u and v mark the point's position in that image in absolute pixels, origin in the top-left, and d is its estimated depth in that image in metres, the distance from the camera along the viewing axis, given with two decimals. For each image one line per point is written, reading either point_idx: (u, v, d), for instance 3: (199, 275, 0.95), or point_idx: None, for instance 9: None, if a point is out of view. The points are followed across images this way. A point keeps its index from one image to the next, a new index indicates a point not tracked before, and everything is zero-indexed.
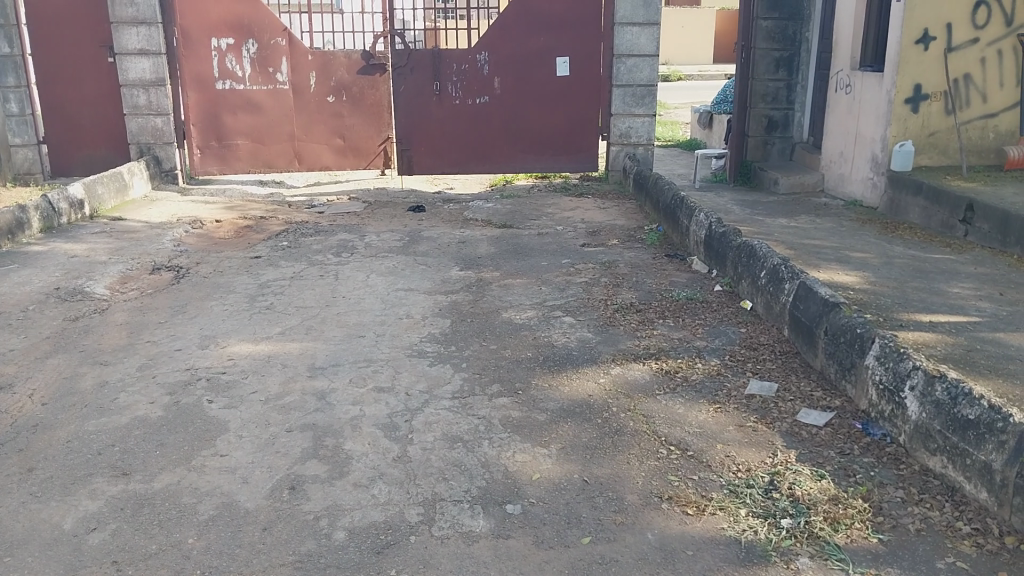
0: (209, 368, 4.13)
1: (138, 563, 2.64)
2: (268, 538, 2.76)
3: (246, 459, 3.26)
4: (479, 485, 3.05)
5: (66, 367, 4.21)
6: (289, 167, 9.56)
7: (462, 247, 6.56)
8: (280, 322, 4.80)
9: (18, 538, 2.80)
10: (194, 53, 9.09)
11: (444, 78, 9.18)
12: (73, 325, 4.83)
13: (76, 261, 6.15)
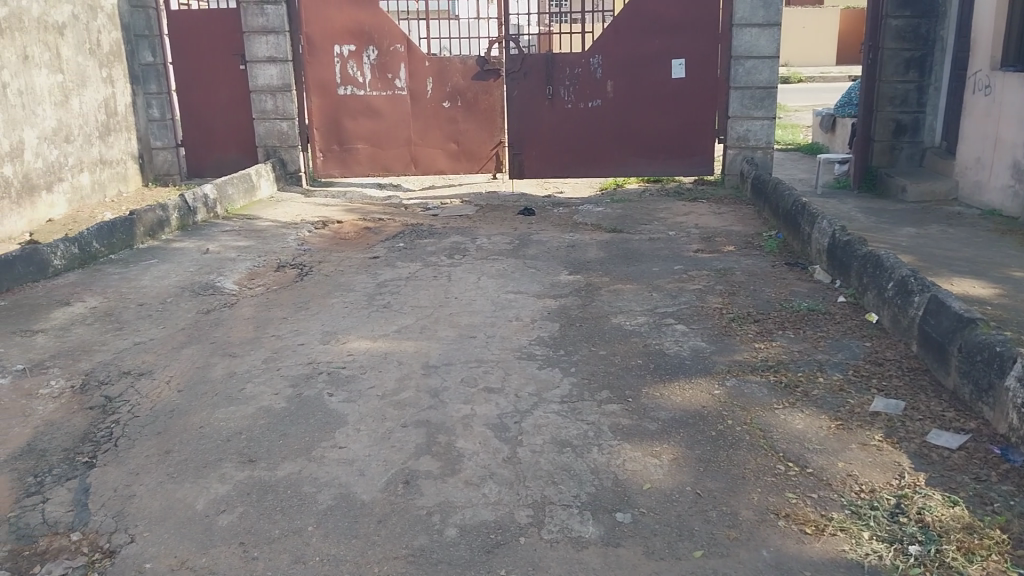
0: (329, 363, 4.29)
1: (263, 546, 2.78)
2: (383, 531, 2.84)
3: (363, 451, 3.37)
4: (589, 491, 3.04)
5: (200, 356, 4.47)
6: (405, 171, 9.82)
7: (571, 251, 6.56)
8: (395, 321, 4.94)
9: (156, 515, 2.99)
10: (317, 61, 9.48)
11: (557, 82, 9.21)
12: (206, 318, 5.13)
13: (209, 257, 6.53)
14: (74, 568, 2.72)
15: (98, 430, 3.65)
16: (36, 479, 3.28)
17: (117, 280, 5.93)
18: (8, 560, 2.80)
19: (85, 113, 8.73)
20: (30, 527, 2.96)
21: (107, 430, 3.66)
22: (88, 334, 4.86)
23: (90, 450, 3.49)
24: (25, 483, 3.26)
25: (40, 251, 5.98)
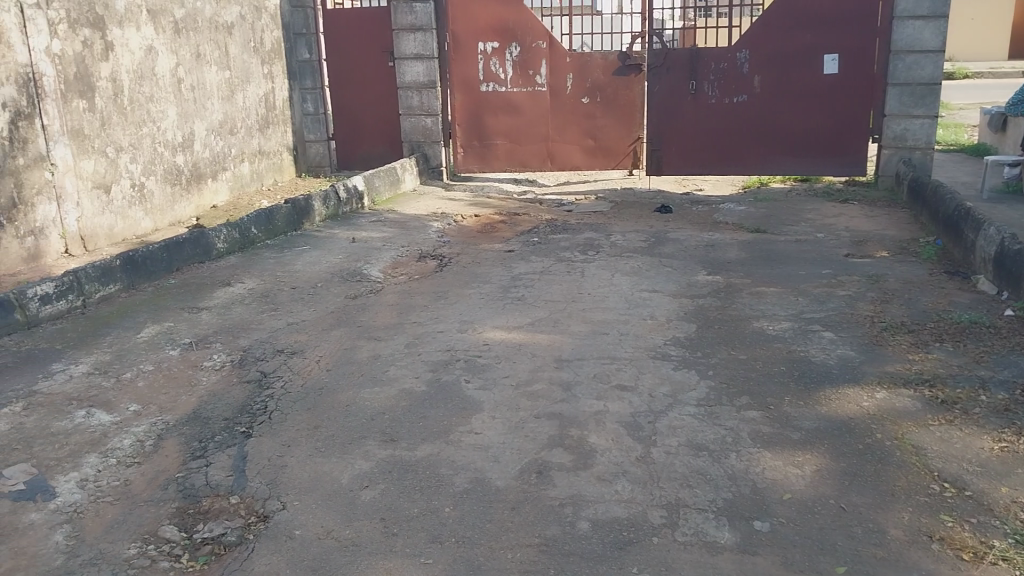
0: (467, 351, 4.40)
1: (402, 523, 2.89)
2: (516, 518, 2.89)
3: (498, 439, 3.44)
4: (725, 497, 2.97)
5: (347, 339, 4.70)
6: (541, 166, 9.91)
7: (710, 250, 6.41)
8: (529, 313, 5.00)
9: (306, 485, 3.18)
10: (462, 57, 9.70)
11: (701, 77, 9.01)
12: (352, 303, 5.38)
13: (356, 246, 6.83)
14: (232, 528, 2.95)
15: (255, 403, 3.92)
16: (201, 444, 3.56)
17: (273, 264, 6.32)
18: (177, 516, 3.06)
19: (248, 108, 9.34)
20: (195, 488, 3.22)
21: (263, 403, 3.92)
22: (247, 313, 5.22)
23: (248, 421, 3.75)
24: (191, 447, 3.55)
25: (207, 234, 6.46)
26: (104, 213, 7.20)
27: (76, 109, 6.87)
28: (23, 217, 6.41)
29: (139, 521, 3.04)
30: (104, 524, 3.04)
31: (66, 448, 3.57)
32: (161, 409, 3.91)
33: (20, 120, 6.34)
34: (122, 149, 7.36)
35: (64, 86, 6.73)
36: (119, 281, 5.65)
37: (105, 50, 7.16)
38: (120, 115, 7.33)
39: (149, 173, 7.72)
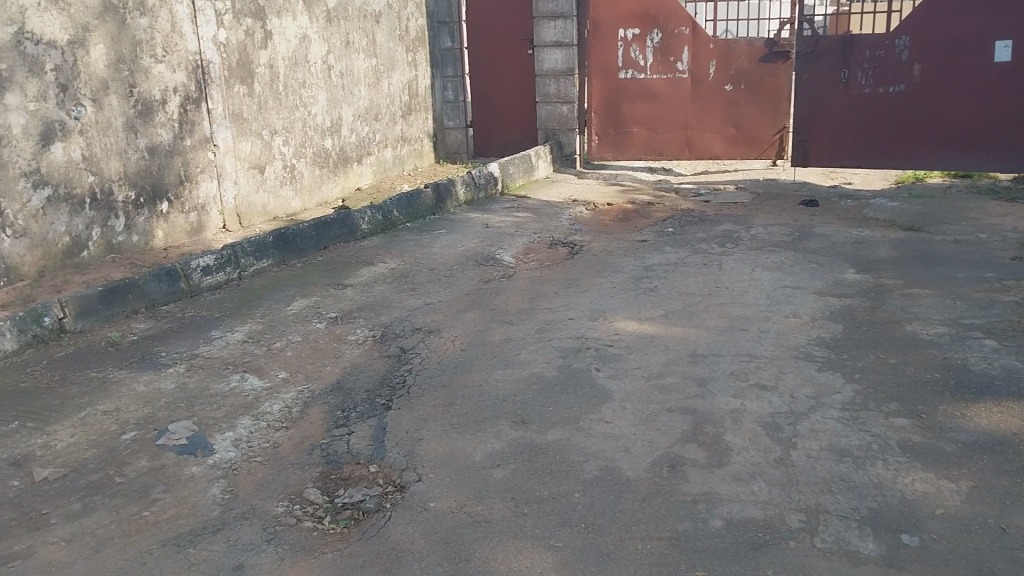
0: (599, 339, 4.39)
1: (533, 505, 2.93)
2: (647, 509, 2.87)
3: (630, 429, 3.41)
4: (869, 506, 2.82)
5: (481, 321, 4.79)
6: (679, 155, 9.71)
7: (858, 247, 6.08)
8: (664, 305, 4.93)
9: (441, 459, 3.28)
10: (602, 44, 9.65)
11: (854, 65, 8.55)
12: (486, 286, 5.47)
13: (490, 231, 6.94)
14: (371, 495, 3.08)
15: (393, 377, 4.07)
16: (343, 413, 3.74)
17: (412, 246, 6.52)
18: (320, 480, 3.23)
19: (392, 94, 9.64)
20: (337, 455, 3.39)
21: (401, 377, 4.07)
22: (387, 291, 5.42)
23: (387, 395, 3.89)
24: (335, 415, 3.73)
25: (351, 216, 6.74)
26: (259, 191, 7.66)
27: (237, 94, 7.33)
28: (189, 194, 6.93)
29: (286, 482, 3.23)
30: (255, 482, 3.24)
31: (224, 409, 3.84)
32: (307, 378, 4.14)
33: (188, 103, 6.86)
34: (276, 132, 7.79)
35: (227, 73, 7.20)
36: (271, 257, 6.01)
37: (264, 38, 7.56)
38: (276, 100, 7.75)
39: (300, 155, 8.13)
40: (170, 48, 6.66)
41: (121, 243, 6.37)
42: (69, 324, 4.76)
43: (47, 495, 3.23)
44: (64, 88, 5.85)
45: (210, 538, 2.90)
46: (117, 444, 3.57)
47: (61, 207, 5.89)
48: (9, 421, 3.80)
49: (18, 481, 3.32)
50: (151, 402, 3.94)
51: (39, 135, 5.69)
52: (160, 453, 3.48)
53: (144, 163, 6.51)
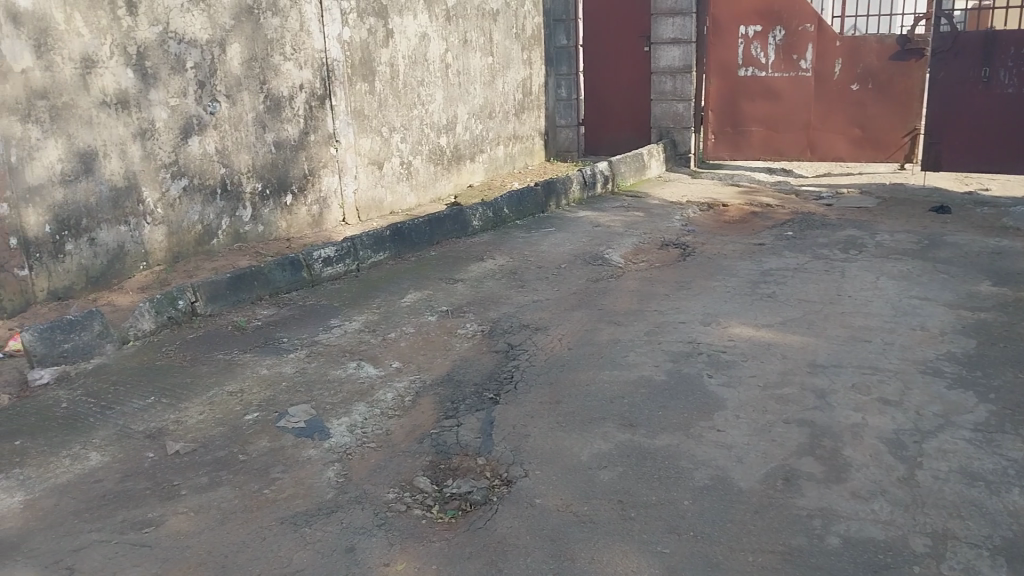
0: (711, 345, 4.29)
1: (640, 509, 2.89)
2: (759, 521, 2.79)
3: (742, 439, 3.32)
4: (1004, 535, 2.64)
5: (589, 321, 4.77)
6: (799, 157, 9.38)
7: (995, 259, 5.70)
8: (781, 312, 4.76)
9: (548, 457, 3.29)
10: (722, 41, 9.41)
11: (996, 63, 8.00)
12: (595, 286, 5.45)
13: (600, 230, 6.90)
14: (479, 488, 3.13)
15: (502, 372, 4.12)
16: (453, 405, 3.81)
17: (522, 243, 6.57)
18: (430, 469, 3.30)
19: (507, 93, 9.72)
20: (447, 445, 3.46)
21: (509, 373, 4.11)
22: (496, 287, 5.48)
23: (495, 389, 3.94)
24: (445, 407, 3.81)
25: (464, 212, 6.86)
26: (377, 187, 7.90)
27: (359, 92, 7.57)
28: (312, 187, 7.23)
29: (397, 469, 3.32)
30: (368, 467, 3.35)
31: (340, 394, 3.98)
32: (419, 369, 4.24)
33: (313, 101, 7.14)
34: (394, 129, 8.00)
35: (350, 71, 7.45)
36: (388, 250, 6.18)
37: (386, 37, 7.78)
38: (395, 98, 7.96)
39: (416, 152, 8.32)
40: (299, 46, 6.96)
41: (247, 233, 6.71)
42: (200, 308, 5.06)
43: (178, 467, 3.44)
44: (202, 85, 6.23)
45: (325, 519, 3.02)
46: (241, 423, 3.77)
47: (196, 197, 6.29)
48: (146, 396, 4.08)
49: (153, 452, 3.56)
50: (273, 385, 4.13)
51: (178, 128, 6.10)
52: (280, 434, 3.64)
53: (271, 157, 6.83)
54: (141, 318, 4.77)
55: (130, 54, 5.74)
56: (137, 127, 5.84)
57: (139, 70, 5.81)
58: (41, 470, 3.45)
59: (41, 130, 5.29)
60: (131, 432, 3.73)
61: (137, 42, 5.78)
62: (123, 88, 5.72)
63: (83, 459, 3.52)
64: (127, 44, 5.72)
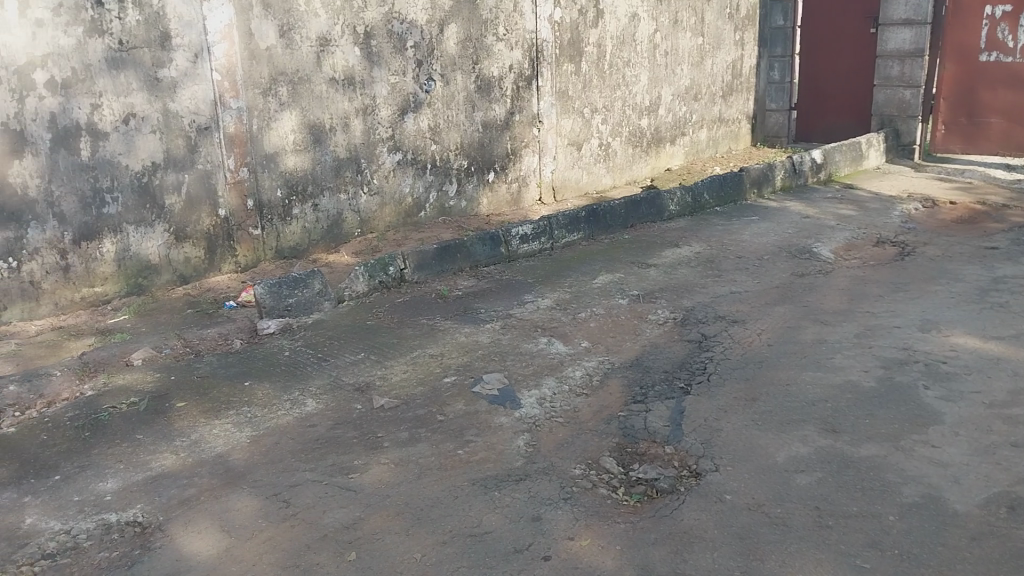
0: (929, 354, 3.96)
1: (839, 519, 2.75)
2: (975, 550, 2.56)
3: (961, 458, 3.05)
4: None
5: (791, 317, 4.55)
6: None
7: None
8: (1015, 324, 4.29)
9: (740, 453, 3.20)
10: (962, 24, 8.62)
11: None
12: (799, 281, 5.19)
13: (808, 222, 6.54)
14: (665, 476, 3.11)
15: (694, 362, 4.04)
16: (642, 390, 3.79)
17: (721, 231, 6.38)
18: (617, 451, 3.32)
19: (715, 74, 9.39)
20: (635, 429, 3.45)
21: (702, 363, 4.02)
22: (692, 275, 5.36)
23: (686, 379, 3.88)
24: (634, 391, 3.80)
25: (661, 196, 6.76)
26: (575, 167, 7.97)
27: (565, 73, 7.65)
28: (513, 166, 7.41)
29: (585, 446, 3.37)
30: (556, 441, 3.42)
31: (532, 367, 4.09)
32: (608, 350, 4.25)
33: (521, 81, 7.30)
34: (596, 111, 8.01)
35: (558, 51, 7.54)
36: (582, 230, 6.23)
37: (595, 17, 7.78)
38: (600, 79, 7.96)
39: (616, 134, 8.28)
40: (511, 27, 7.12)
41: (451, 207, 7.02)
42: (408, 275, 5.38)
43: (382, 421, 3.69)
44: (420, 63, 6.56)
45: (513, 486, 3.12)
46: (440, 385, 3.98)
47: (407, 170, 6.64)
48: (356, 351, 4.41)
49: (360, 405, 3.84)
50: (470, 352, 4.32)
51: (396, 105, 6.47)
52: (475, 400, 3.81)
53: (478, 135, 7.07)
54: (355, 282, 5.15)
55: (358, 33, 6.15)
56: (360, 103, 6.26)
57: (365, 49, 6.21)
58: (266, 410, 3.83)
59: (279, 103, 5.82)
60: (342, 384, 4.06)
61: (364, 22, 6.17)
62: (350, 66, 6.15)
63: (301, 404, 3.87)
64: (356, 24, 6.12)
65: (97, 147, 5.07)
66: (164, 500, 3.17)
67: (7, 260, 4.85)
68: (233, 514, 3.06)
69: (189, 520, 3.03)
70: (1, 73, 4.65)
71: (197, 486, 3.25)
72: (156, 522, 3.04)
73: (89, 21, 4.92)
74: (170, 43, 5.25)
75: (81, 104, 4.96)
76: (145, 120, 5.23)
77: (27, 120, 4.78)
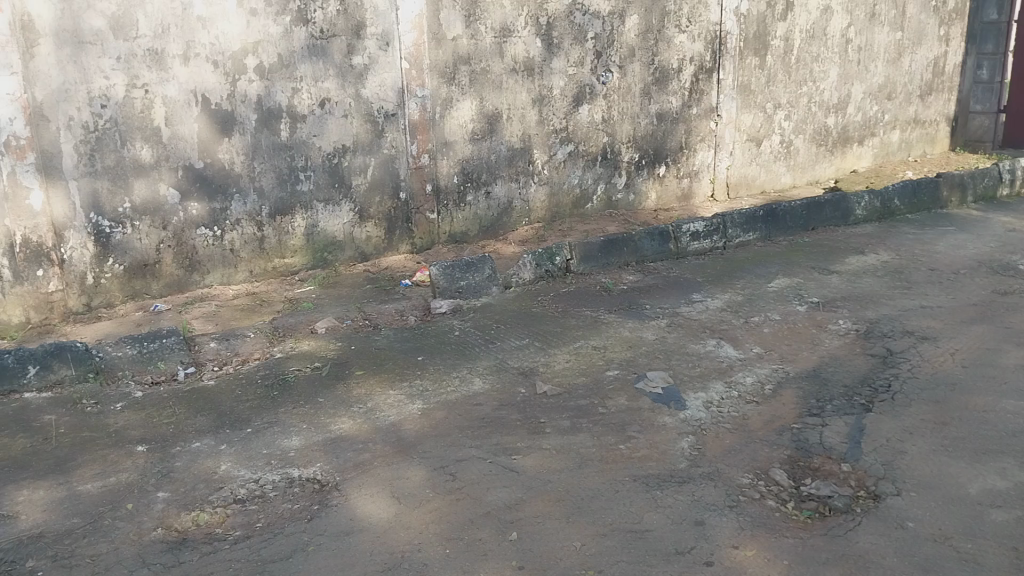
0: None
1: None
2: None
3: None
4: None
5: (990, 339, 4.18)
6: None
7: None
8: None
9: (927, 480, 2.99)
10: None
11: None
12: (1001, 299, 4.75)
13: (1013, 236, 5.97)
14: (840, 495, 2.94)
15: (877, 378, 3.79)
16: (819, 403, 3.61)
17: (912, 240, 5.94)
18: (787, 464, 3.18)
19: (914, 72, 8.72)
20: (808, 443, 3.30)
21: (886, 380, 3.77)
22: (878, 286, 5.03)
23: (868, 395, 3.65)
24: (809, 403, 3.62)
25: (847, 200, 6.39)
26: (752, 164, 7.68)
27: (748, 66, 7.38)
28: (686, 161, 7.25)
29: (753, 456, 3.25)
30: (722, 447, 3.33)
31: (699, 369, 3.99)
32: (782, 358, 4.08)
33: (701, 74, 7.12)
34: (779, 107, 7.68)
35: (742, 44, 7.28)
36: (758, 231, 6.00)
37: (785, 10, 7.44)
38: (786, 74, 7.61)
39: (799, 131, 7.91)
40: (694, 19, 6.96)
41: (620, 200, 6.97)
42: (575, 266, 5.39)
43: (546, 407, 3.73)
44: (599, 55, 6.54)
45: (676, 488, 3.07)
46: (604, 378, 3.97)
47: (579, 161, 6.67)
48: (522, 337, 4.48)
49: (525, 389, 3.91)
50: (635, 347, 4.28)
51: (572, 96, 6.50)
52: (639, 396, 3.77)
53: (652, 128, 6.97)
54: (523, 269, 5.23)
55: (540, 24, 6.22)
56: (537, 93, 6.34)
57: (546, 39, 6.28)
58: (436, 386, 3.98)
59: (460, 91, 6.00)
60: (508, 367, 4.14)
61: (548, 13, 6.24)
62: (530, 56, 6.24)
63: (468, 383, 3.99)
64: (540, 14, 6.20)
65: (295, 129, 5.44)
66: (342, 461, 3.37)
67: (213, 229, 5.33)
68: (403, 482, 3.20)
69: (363, 482, 3.21)
70: (219, 58, 5.10)
71: (372, 451, 3.44)
72: (334, 482, 3.23)
73: (295, 10, 5.28)
74: (365, 31, 5.54)
75: (283, 88, 5.34)
76: (338, 104, 5.56)
77: (237, 102, 5.21)
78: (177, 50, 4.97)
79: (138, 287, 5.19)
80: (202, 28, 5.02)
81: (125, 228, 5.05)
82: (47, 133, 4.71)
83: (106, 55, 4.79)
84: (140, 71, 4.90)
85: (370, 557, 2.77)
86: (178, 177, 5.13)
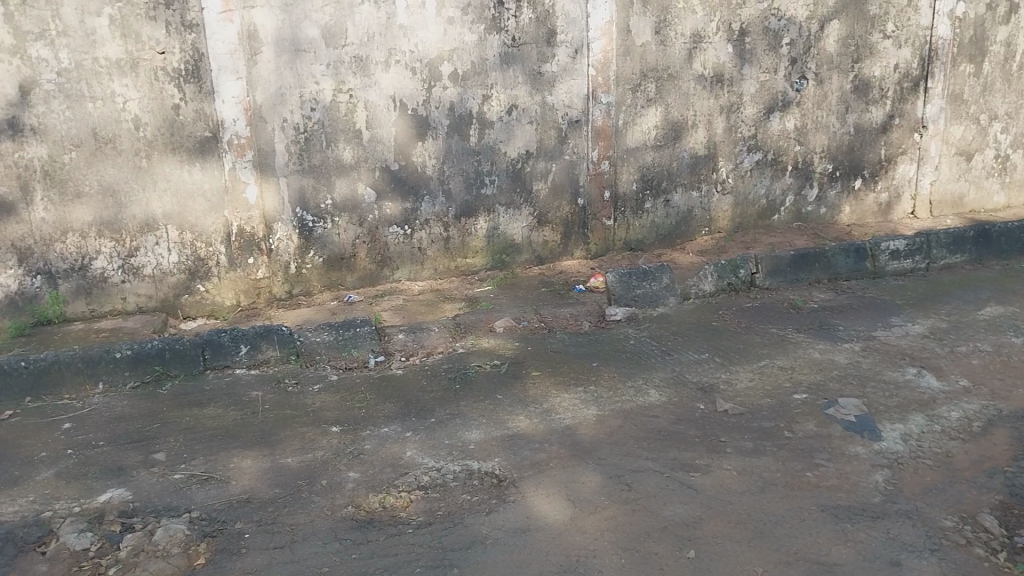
0: None
1: None
2: None
3: None
4: None
5: None
6: None
7: None
8: None
9: None
10: None
11: None
12: None
13: None
14: None
15: None
16: None
17: None
18: (999, 510, 2.93)
19: None
20: None
21: None
22: None
23: None
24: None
25: None
26: (960, 180, 7.08)
27: (962, 74, 6.79)
28: (885, 174, 6.80)
29: (958, 497, 3.01)
30: (922, 484, 3.09)
31: (897, 399, 3.72)
32: (993, 394, 3.73)
33: (906, 82, 6.65)
34: (995, 118, 7.02)
35: (956, 50, 6.71)
36: (967, 253, 5.52)
37: (1008, 12, 6.78)
38: (1005, 82, 6.94)
39: (1018, 145, 7.19)
40: (902, 23, 6.50)
41: (808, 213, 6.64)
42: (759, 280, 5.19)
43: (726, 425, 3.62)
44: (794, 61, 6.27)
45: (869, 522, 2.88)
46: (789, 400, 3.79)
47: (766, 171, 6.42)
48: (702, 350, 4.39)
49: (703, 404, 3.81)
50: (824, 370, 4.06)
51: (763, 104, 6.27)
52: (828, 422, 3.57)
53: (848, 138, 6.59)
54: (704, 280, 5.10)
55: (733, 30, 6.05)
56: (726, 101, 6.17)
57: (738, 45, 6.10)
58: (612, 393, 3.97)
59: (646, 99, 5.96)
60: (687, 380, 4.06)
61: (741, 19, 6.05)
62: (721, 62, 6.08)
63: (645, 393, 3.95)
64: (733, 20, 6.03)
65: (484, 134, 5.62)
66: (519, 459, 3.43)
67: (404, 227, 5.61)
68: (578, 486, 3.21)
69: (539, 482, 3.26)
70: (417, 65, 5.35)
71: (548, 452, 3.48)
72: (511, 478, 3.31)
73: (491, 18, 5.44)
74: (556, 39, 5.63)
75: (475, 94, 5.53)
76: (526, 111, 5.68)
77: (432, 107, 5.45)
78: (380, 57, 5.27)
79: (335, 279, 5.55)
80: (404, 36, 5.29)
81: (326, 223, 5.42)
82: (264, 133, 5.15)
83: (318, 61, 5.16)
84: (346, 77, 5.24)
85: (545, 558, 2.81)
86: (375, 177, 5.44)
